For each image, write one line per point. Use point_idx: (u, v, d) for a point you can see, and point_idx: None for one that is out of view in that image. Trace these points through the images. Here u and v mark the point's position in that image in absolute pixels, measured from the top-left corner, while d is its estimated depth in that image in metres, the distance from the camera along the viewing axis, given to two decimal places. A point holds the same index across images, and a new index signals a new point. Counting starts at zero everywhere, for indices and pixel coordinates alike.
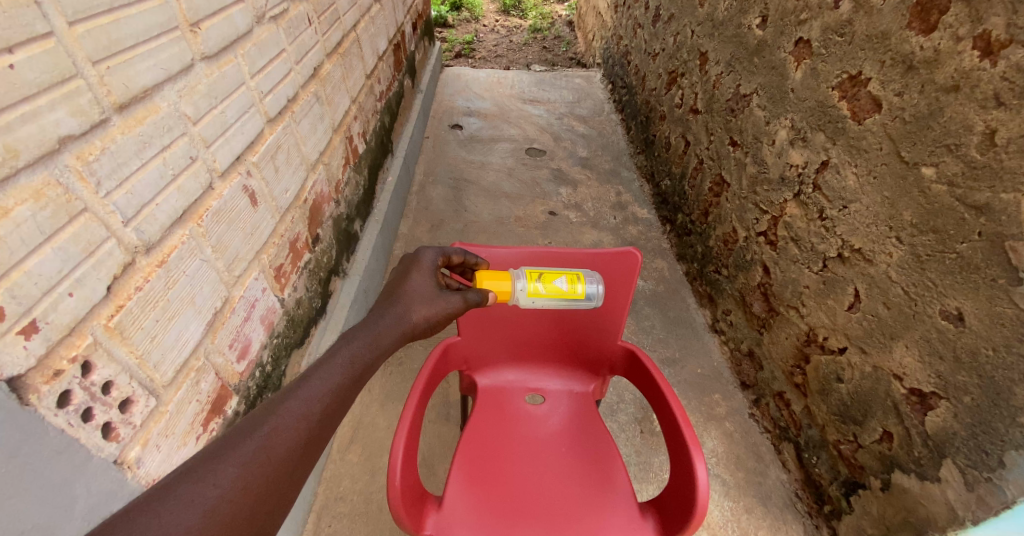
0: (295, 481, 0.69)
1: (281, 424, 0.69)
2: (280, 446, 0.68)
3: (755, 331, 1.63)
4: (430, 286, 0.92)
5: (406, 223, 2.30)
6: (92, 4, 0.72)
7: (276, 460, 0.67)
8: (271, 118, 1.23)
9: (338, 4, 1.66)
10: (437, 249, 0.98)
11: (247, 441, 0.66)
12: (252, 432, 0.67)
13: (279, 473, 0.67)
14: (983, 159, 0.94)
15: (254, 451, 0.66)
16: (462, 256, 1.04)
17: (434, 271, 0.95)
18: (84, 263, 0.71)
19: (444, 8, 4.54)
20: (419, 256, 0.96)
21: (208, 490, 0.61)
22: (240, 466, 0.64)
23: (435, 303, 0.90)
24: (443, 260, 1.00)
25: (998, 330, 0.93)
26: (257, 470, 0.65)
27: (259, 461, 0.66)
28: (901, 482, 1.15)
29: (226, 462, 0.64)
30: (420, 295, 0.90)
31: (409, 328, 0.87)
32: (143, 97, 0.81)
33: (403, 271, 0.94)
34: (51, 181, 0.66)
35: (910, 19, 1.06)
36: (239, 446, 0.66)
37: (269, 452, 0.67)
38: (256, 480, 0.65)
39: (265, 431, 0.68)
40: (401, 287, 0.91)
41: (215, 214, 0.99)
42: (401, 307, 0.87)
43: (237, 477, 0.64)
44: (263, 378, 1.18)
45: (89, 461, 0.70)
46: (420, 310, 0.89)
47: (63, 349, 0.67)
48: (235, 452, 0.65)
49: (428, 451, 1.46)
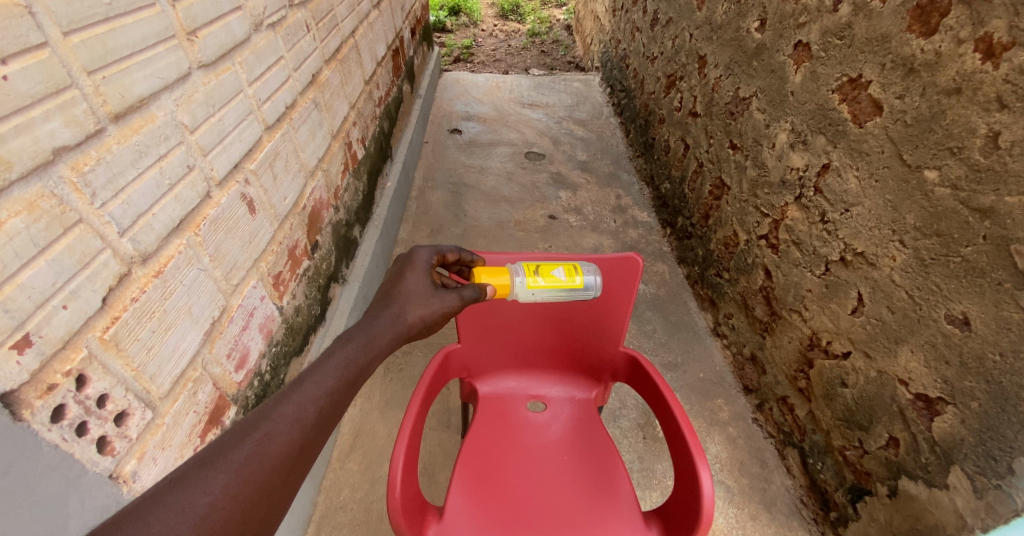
0: (289, 486, 0.68)
1: (274, 429, 0.68)
2: (273, 452, 0.67)
3: (758, 335, 1.62)
4: (426, 284, 0.91)
5: (406, 229, 2.29)
6: (88, 14, 0.71)
7: (270, 466, 0.66)
8: (270, 125, 1.22)
9: (337, 11, 1.66)
10: (432, 248, 0.97)
11: (239, 447, 0.65)
12: (244, 437, 0.66)
13: (272, 479, 0.66)
14: (987, 162, 0.94)
15: (247, 457, 0.65)
16: (457, 254, 1.02)
17: (428, 269, 0.94)
18: (78, 275, 0.70)
19: (443, 13, 4.56)
20: (413, 256, 0.95)
21: (200, 497, 0.60)
22: (232, 472, 0.63)
23: (432, 302, 0.89)
24: (439, 258, 0.99)
25: (1004, 334, 0.92)
26: (250, 476, 0.64)
27: (252, 467, 0.65)
28: (908, 489, 1.14)
29: (218, 469, 0.63)
30: (416, 293, 0.89)
31: (406, 328, 0.85)
32: (139, 107, 0.81)
33: (396, 273, 0.93)
34: (45, 193, 0.66)
35: (910, 23, 1.05)
36: (231, 452, 0.64)
37: (262, 459, 0.66)
38: (249, 486, 0.64)
39: (258, 437, 0.67)
40: (397, 286, 0.90)
41: (213, 222, 0.99)
42: (397, 308, 0.86)
43: (230, 484, 0.63)
44: (262, 387, 1.17)
45: (83, 477, 0.69)
46: (417, 309, 0.87)
47: (57, 363, 0.66)
48: (227, 458, 0.64)
49: (429, 459, 1.45)
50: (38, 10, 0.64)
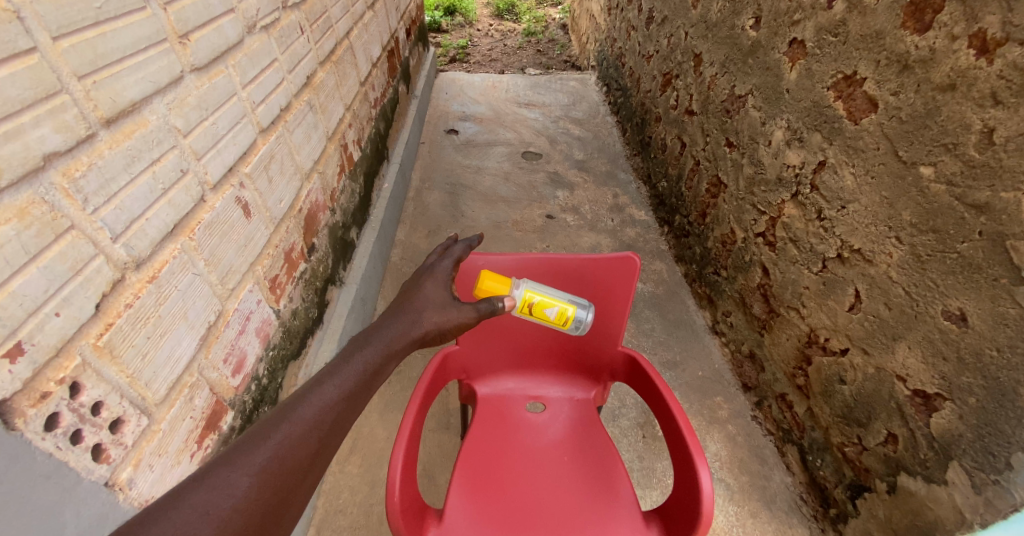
0: (306, 490, 0.67)
1: (293, 432, 0.67)
2: (292, 455, 0.66)
3: (756, 333, 1.62)
4: (444, 294, 0.90)
5: (404, 230, 2.29)
6: (76, 18, 0.71)
7: (289, 469, 0.66)
8: (264, 128, 1.21)
9: (330, 12, 1.65)
10: (452, 257, 0.96)
11: (260, 448, 0.65)
12: (264, 439, 0.65)
13: (292, 482, 0.66)
14: (981, 157, 0.94)
15: (267, 460, 0.64)
16: (473, 259, 1.02)
17: (448, 279, 0.93)
18: (71, 282, 0.69)
19: (438, 13, 4.56)
20: (433, 264, 0.94)
21: (222, 499, 0.60)
22: (253, 474, 0.63)
23: (448, 311, 0.88)
24: (457, 267, 0.98)
25: (1001, 330, 0.92)
26: (270, 479, 0.64)
27: (272, 470, 0.64)
28: (907, 485, 1.14)
29: (238, 471, 0.62)
30: (433, 302, 0.88)
31: (419, 334, 0.85)
32: (131, 111, 0.80)
33: (414, 280, 0.92)
34: (36, 200, 0.65)
35: (904, 19, 1.05)
36: (252, 454, 0.64)
37: (281, 462, 0.65)
38: (268, 489, 0.64)
39: (278, 439, 0.66)
40: (413, 294, 0.89)
41: (207, 226, 0.98)
42: (412, 315, 0.85)
43: (250, 487, 0.62)
44: (259, 391, 1.17)
45: (79, 485, 0.69)
46: (432, 317, 0.87)
47: (50, 371, 0.66)
48: (248, 460, 0.64)
49: (428, 461, 1.45)
50: (27, 15, 0.64)
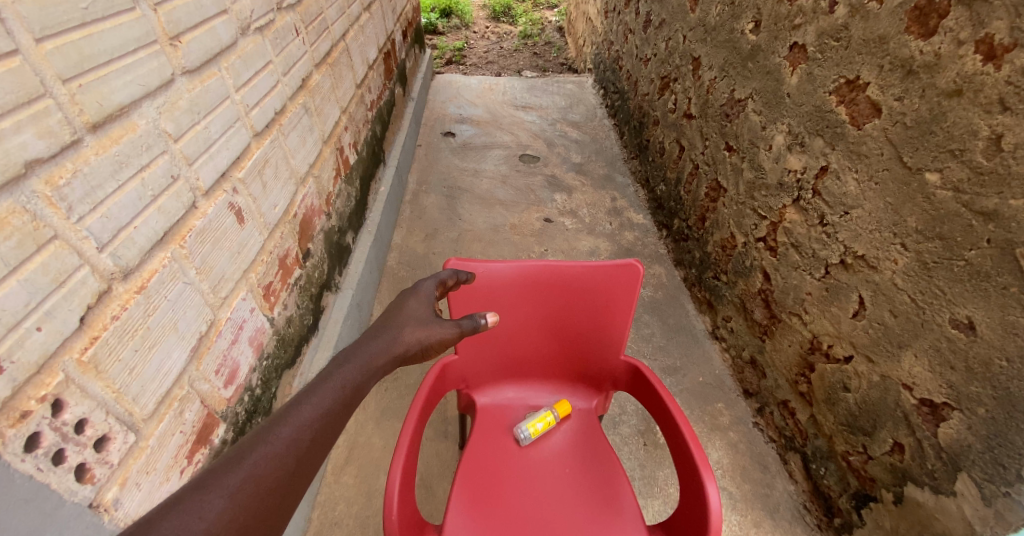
0: (283, 512, 0.64)
1: (270, 451, 0.65)
2: (269, 475, 0.64)
3: (757, 339, 1.61)
4: (426, 312, 0.91)
5: (400, 233, 2.26)
6: (63, 19, 0.68)
7: (264, 491, 0.63)
8: (258, 132, 1.19)
9: (326, 13, 1.63)
10: (434, 279, 0.99)
11: (235, 470, 0.62)
12: (239, 461, 0.63)
13: (267, 503, 0.63)
14: (990, 164, 0.92)
15: (242, 481, 0.62)
16: (456, 278, 1.04)
17: (430, 298, 0.94)
18: (54, 294, 0.67)
19: (433, 16, 4.53)
20: (418, 286, 0.96)
21: (195, 523, 0.58)
22: (227, 497, 0.61)
23: (430, 326, 0.88)
24: (441, 288, 1.00)
25: (1011, 339, 0.91)
26: (244, 501, 0.61)
27: (247, 491, 0.62)
28: (914, 495, 1.12)
29: (213, 494, 0.60)
30: (415, 318, 0.88)
31: (401, 350, 0.83)
32: (119, 115, 0.77)
33: (400, 298, 0.93)
34: (16, 209, 0.62)
35: (909, 24, 1.04)
36: (227, 475, 0.62)
37: (256, 483, 0.63)
38: (242, 513, 0.61)
39: (254, 459, 0.64)
40: (397, 312, 0.89)
41: (198, 233, 0.95)
42: (394, 330, 0.85)
43: (225, 509, 0.60)
44: (252, 402, 1.14)
45: (61, 507, 0.67)
46: (414, 331, 0.86)
47: (31, 389, 0.63)
48: (222, 482, 0.61)
49: (426, 471, 1.42)
50: (8, 16, 0.62)
